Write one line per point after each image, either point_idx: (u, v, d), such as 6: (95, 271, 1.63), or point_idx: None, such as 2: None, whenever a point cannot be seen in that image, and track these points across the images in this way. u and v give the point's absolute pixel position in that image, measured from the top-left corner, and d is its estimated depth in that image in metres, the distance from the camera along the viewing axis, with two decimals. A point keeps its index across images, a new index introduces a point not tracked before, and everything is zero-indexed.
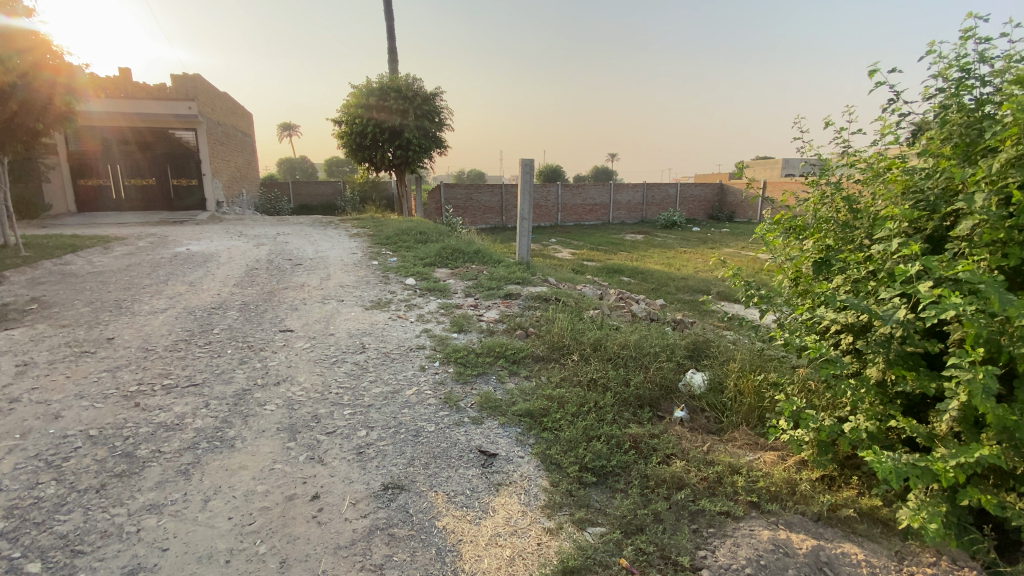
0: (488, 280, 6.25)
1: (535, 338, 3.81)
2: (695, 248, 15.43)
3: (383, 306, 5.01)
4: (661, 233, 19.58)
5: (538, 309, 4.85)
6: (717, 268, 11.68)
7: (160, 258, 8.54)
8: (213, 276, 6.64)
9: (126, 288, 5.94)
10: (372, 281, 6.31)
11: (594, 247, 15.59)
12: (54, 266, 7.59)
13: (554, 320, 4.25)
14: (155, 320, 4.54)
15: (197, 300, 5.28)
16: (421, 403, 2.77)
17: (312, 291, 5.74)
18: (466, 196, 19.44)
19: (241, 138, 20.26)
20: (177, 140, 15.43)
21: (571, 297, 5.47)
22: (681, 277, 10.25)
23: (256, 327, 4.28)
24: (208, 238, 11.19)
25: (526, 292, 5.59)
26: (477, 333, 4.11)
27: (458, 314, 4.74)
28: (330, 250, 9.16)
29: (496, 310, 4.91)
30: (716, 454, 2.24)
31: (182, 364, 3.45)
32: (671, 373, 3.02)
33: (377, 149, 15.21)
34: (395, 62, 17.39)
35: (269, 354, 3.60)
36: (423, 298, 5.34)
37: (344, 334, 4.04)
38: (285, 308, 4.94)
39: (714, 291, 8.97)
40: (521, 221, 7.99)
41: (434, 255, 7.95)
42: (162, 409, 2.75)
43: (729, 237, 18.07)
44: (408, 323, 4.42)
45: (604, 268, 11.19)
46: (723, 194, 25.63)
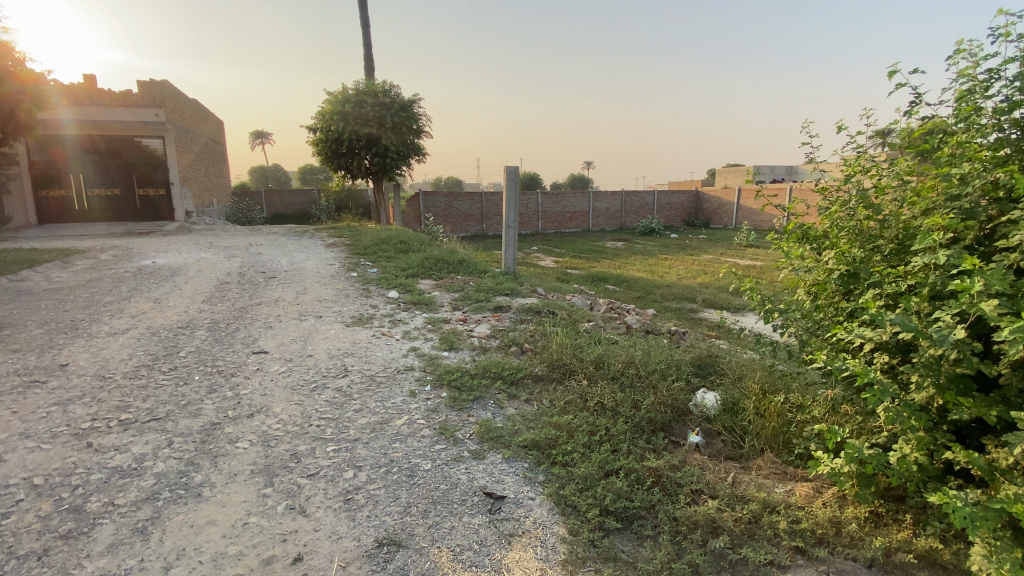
0: (474, 292, 6.00)
1: (532, 355, 3.57)
2: (675, 254, 15.45)
3: (365, 322, 4.71)
4: (641, 240, 19.65)
5: (531, 323, 4.62)
6: (701, 275, 11.67)
7: (123, 272, 8.03)
8: (181, 292, 6.22)
9: (84, 306, 5.49)
10: (353, 294, 6.00)
11: (576, 254, 15.47)
12: (5, 283, 7.04)
13: (550, 335, 4.02)
14: (115, 342, 4.15)
15: (162, 319, 4.88)
16: (414, 436, 2.49)
17: (288, 306, 5.39)
18: (446, 204, 19.17)
19: (212, 146, 19.63)
20: (144, 149, 14.73)
21: (562, 309, 5.25)
22: (666, 285, 10.17)
23: (228, 349, 3.93)
24: (176, 250, 10.65)
25: (516, 304, 5.36)
26: (469, 351, 3.85)
27: (447, 329, 4.48)
28: (307, 261, 8.78)
29: (487, 324, 4.66)
30: (745, 488, 2.04)
31: (144, 393, 3.09)
32: (680, 393, 2.81)
33: (353, 156, 14.86)
34: (372, 68, 17.10)
35: (243, 380, 3.27)
36: (407, 313, 5.06)
37: (325, 356, 3.73)
38: (259, 326, 4.59)
39: (700, 298, 8.90)
40: (506, 229, 7.78)
41: (417, 265, 7.67)
42: (118, 450, 2.42)
43: (708, 243, 18.21)
44: (394, 340, 4.14)
45: (589, 276, 11.04)
46: (700, 201, 25.95)
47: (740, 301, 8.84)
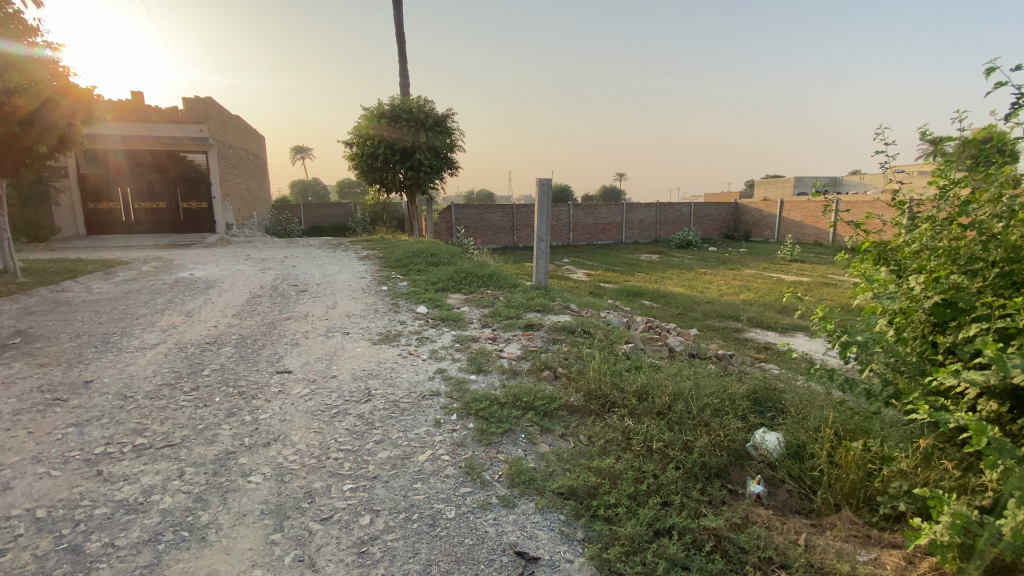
0: (505, 308, 5.78)
1: (567, 383, 3.30)
2: (713, 269, 14.89)
3: (392, 340, 4.54)
4: (677, 253, 19.10)
5: (566, 343, 4.35)
6: (742, 291, 11.13)
7: (161, 284, 8.17)
8: (213, 305, 6.23)
9: (119, 319, 5.53)
10: (382, 309, 5.87)
11: (609, 268, 15.11)
12: (50, 293, 7.23)
13: (587, 360, 3.75)
14: (142, 358, 4.10)
15: (191, 333, 4.85)
16: (438, 475, 2.27)
17: (316, 322, 5.29)
18: (477, 217, 19.14)
19: (253, 161, 20.22)
20: (188, 163, 15.30)
21: (599, 329, 4.97)
22: (706, 302, 9.71)
23: (252, 368, 3.82)
24: (213, 262, 10.85)
25: (548, 323, 5.11)
26: (499, 374, 3.62)
27: (476, 349, 4.25)
28: (338, 275, 8.76)
29: (518, 344, 4.42)
30: (824, 557, 1.73)
31: (164, 415, 2.98)
32: (736, 433, 2.51)
33: (387, 169, 14.99)
34: (407, 84, 17.32)
35: (263, 403, 3.12)
36: (436, 330, 4.87)
37: (349, 377, 3.56)
38: (286, 343, 4.49)
39: (743, 317, 8.43)
40: (539, 243, 7.56)
41: (447, 280, 7.52)
42: (128, 482, 2.28)
43: (748, 257, 17.52)
44: (421, 361, 3.94)
45: (623, 291, 10.68)
46: (738, 214, 25.16)
47: (787, 320, 8.34)
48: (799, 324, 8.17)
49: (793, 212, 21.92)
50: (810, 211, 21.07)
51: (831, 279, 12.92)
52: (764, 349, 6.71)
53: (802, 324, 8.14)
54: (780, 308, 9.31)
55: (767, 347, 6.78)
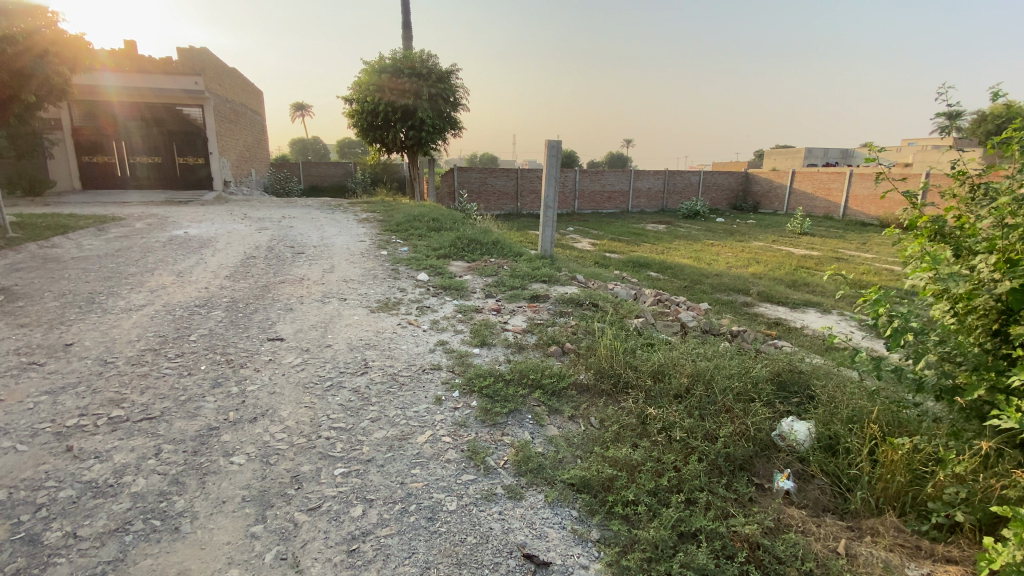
0: (509, 278, 5.54)
1: (576, 359, 3.09)
2: (721, 240, 14.55)
3: (391, 308, 4.32)
4: (684, 223, 18.71)
5: (574, 317, 4.13)
6: (751, 264, 10.87)
7: (154, 241, 7.91)
8: (205, 266, 6.00)
9: (107, 278, 5.30)
10: (381, 275, 5.63)
11: (615, 237, 14.78)
12: (39, 249, 6.98)
13: (598, 335, 3.53)
14: (127, 320, 3.89)
15: (181, 295, 4.62)
16: (438, 461, 2.07)
17: (312, 286, 5.06)
18: (481, 180, 18.61)
19: (251, 116, 19.59)
20: (184, 117, 14.78)
21: (608, 302, 4.74)
22: (715, 274, 9.47)
23: (241, 334, 3.60)
24: (209, 220, 10.55)
25: (555, 293, 4.87)
26: (503, 349, 3.40)
27: (479, 320, 4.04)
28: (336, 237, 8.48)
29: (524, 316, 4.20)
30: (871, 572, 1.55)
31: (144, 384, 2.78)
32: (762, 421, 2.34)
33: (388, 128, 14.47)
34: (410, 37, 16.53)
35: (251, 373, 2.92)
36: (437, 299, 4.64)
37: (345, 347, 3.35)
38: (279, 308, 4.27)
39: (753, 291, 8.21)
40: (545, 210, 7.25)
41: (449, 246, 7.26)
42: (99, 460, 2.09)
43: (757, 229, 17.16)
44: (420, 331, 3.72)
45: (629, 261, 10.41)
46: (748, 184, 24.60)
47: (798, 296, 8.11)
48: (810, 299, 7.96)
49: (804, 184, 21.40)
50: (822, 182, 20.55)
51: (842, 254, 12.63)
52: (775, 325, 6.51)
53: (814, 300, 7.92)
54: (791, 283, 9.08)
55: (778, 324, 6.58)
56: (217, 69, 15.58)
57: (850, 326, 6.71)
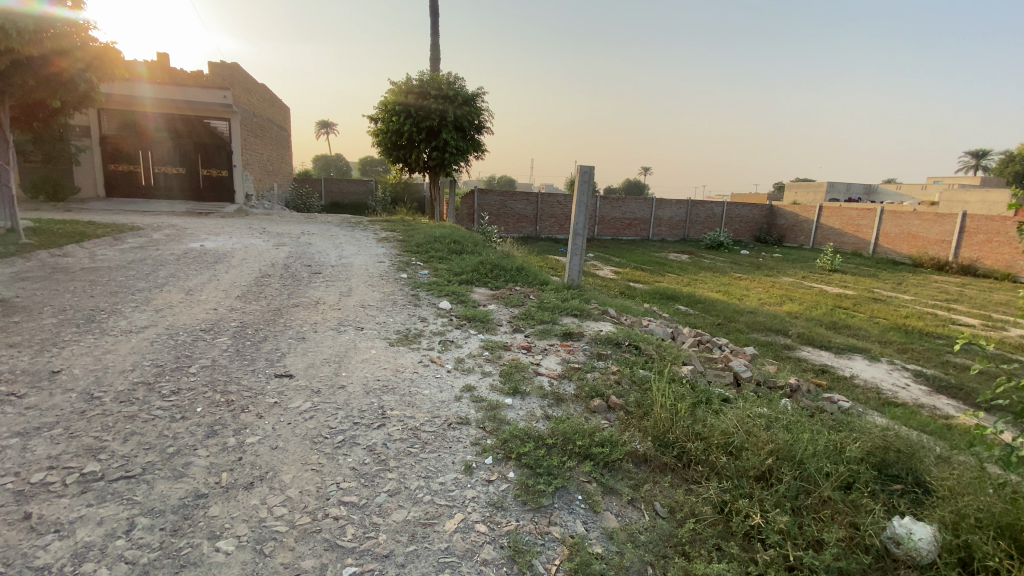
0: (538, 310, 5.14)
1: (628, 421, 2.67)
2: (750, 274, 14.06)
3: (411, 341, 3.93)
4: (707, 254, 18.25)
5: (615, 362, 3.69)
6: (785, 302, 10.37)
7: (168, 254, 7.69)
8: (218, 283, 5.71)
9: (113, 293, 5.02)
10: (400, 301, 5.27)
11: (638, 266, 14.36)
12: (50, 258, 6.77)
13: (650, 389, 3.09)
14: (126, 346, 3.55)
15: (187, 317, 4.29)
16: (471, 563, 1.66)
17: (327, 312, 4.70)
18: (500, 203, 18.48)
19: (277, 131, 19.74)
20: (211, 130, 14.85)
21: (650, 344, 4.30)
22: (748, 311, 8.99)
23: (246, 367, 3.23)
24: (227, 234, 10.38)
25: (589, 331, 4.46)
26: (539, 400, 2.95)
27: (508, 361, 3.61)
28: (354, 256, 8.18)
29: (558, 357, 3.77)
30: None
31: (129, 429, 2.41)
32: (872, 521, 1.95)
33: (412, 148, 14.39)
34: (438, 59, 16.61)
35: (253, 420, 2.54)
36: (461, 332, 4.24)
37: (359, 390, 2.95)
38: (291, 337, 3.90)
39: (791, 332, 7.72)
40: (574, 237, 6.88)
41: (472, 271, 6.90)
42: (58, 536, 1.70)
43: (784, 263, 16.61)
44: (445, 372, 3.30)
45: (657, 293, 9.98)
46: (772, 217, 24.12)
47: (841, 340, 7.60)
48: (856, 345, 7.42)
49: (832, 219, 20.86)
50: (850, 218, 20.01)
51: (879, 294, 12.08)
52: (820, 373, 6.02)
53: (859, 345, 7.40)
54: (830, 325, 8.56)
55: (825, 373, 6.07)
56: (246, 84, 15.76)
57: (903, 378, 6.18)
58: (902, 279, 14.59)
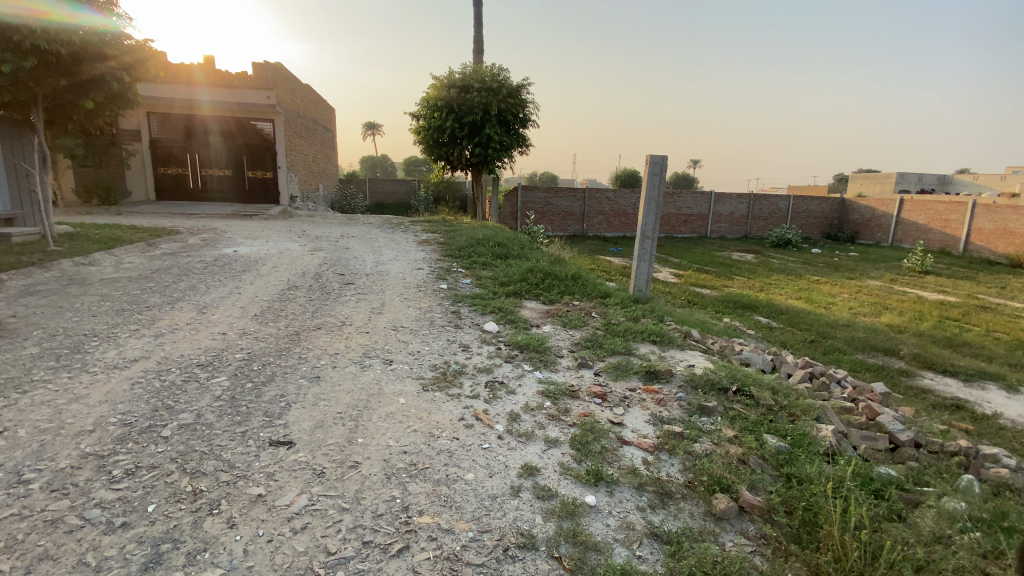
0: (606, 334, 4.19)
1: (789, 560, 1.75)
2: (829, 276, 12.53)
3: (450, 383, 3.05)
4: (773, 254, 16.64)
5: (731, 425, 2.73)
6: (881, 312, 8.95)
7: (197, 261, 7.23)
8: (237, 297, 5.08)
9: (119, 312, 4.45)
10: (439, 321, 4.44)
11: (699, 267, 13.09)
12: (74, 267, 6.41)
13: (799, 485, 2.15)
14: (99, 390, 2.85)
15: (188, 345, 3.61)
16: None
17: (351, 337, 3.91)
18: (545, 200, 17.51)
19: (322, 133, 19.51)
20: (256, 132, 14.56)
21: (765, 391, 3.28)
22: (843, 324, 7.67)
23: (234, 429, 2.44)
24: (264, 237, 9.97)
25: (679, 367, 3.45)
26: (635, 496, 2.03)
27: (579, 419, 2.67)
28: (391, 262, 7.47)
29: (647, 415, 2.80)
30: None
31: (41, 550, 1.66)
32: None
33: (454, 145, 13.68)
34: (481, 52, 15.80)
35: (220, 532, 1.74)
36: (513, 367, 3.34)
37: (377, 473, 2.09)
38: (302, 376, 3.10)
39: (904, 354, 6.43)
40: (641, 240, 5.86)
41: (521, 280, 6.01)
42: None
43: (865, 264, 14.87)
44: (496, 440, 2.40)
45: (728, 300, 8.81)
46: (844, 211, 21.99)
47: (969, 362, 6.23)
48: (991, 369, 6.03)
49: (915, 213, 18.67)
50: (939, 212, 17.84)
51: (992, 301, 10.37)
52: (962, 411, 4.77)
53: (996, 369, 6.03)
54: (947, 342, 7.13)
55: (967, 409, 4.83)
56: (290, 84, 15.38)
57: None
58: (1006, 281, 12.71)
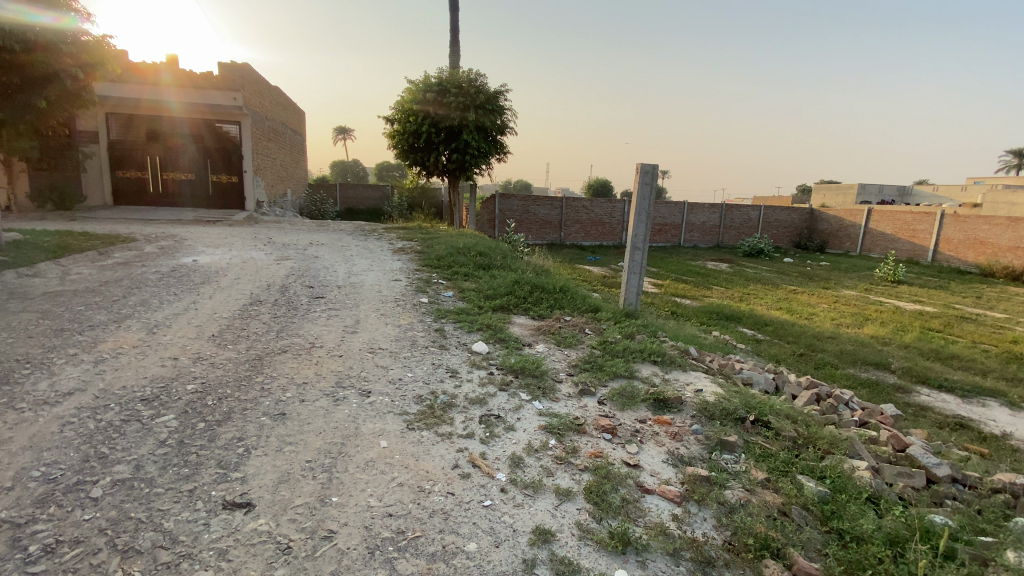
0: (605, 354, 3.86)
1: None
2: (806, 286, 12.60)
3: (438, 419, 2.66)
4: (749, 263, 16.76)
5: (758, 467, 2.44)
6: (863, 323, 8.95)
7: (153, 271, 6.62)
8: (195, 314, 4.56)
9: (56, 332, 3.88)
10: (421, 341, 4.03)
11: (680, 277, 12.99)
12: (10, 278, 5.74)
13: (854, 548, 1.87)
14: (22, 434, 2.32)
15: (133, 373, 3.11)
16: None
17: (323, 362, 3.47)
18: (523, 208, 17.25)
19: (291, 137, 18.77)
20: (222, 135, 13.85)
21: (782, 419, 3.01)
22: (829, 336, 7.59)
23: (181, 486, 2.01)
24: (228, 245, 9.34)
25: (689, 394, 3.14)
26: (673, 568, 1.70)
27: (591, 462, 2.32)
28: (366, 273, 7.00)
29: (663, 453, 2.48)
30: None
31: None
32: None
33: (431, 150, 13.27)
34: (457, 57, 15.48)
35: None
36: (508, 397, 2.97)
37: (358, 547, 1.72)
38: (264, 413, 2.66)
39: (894, 368, 6.33)
40: (632, 252, 5.59)
41: (507, 293, 5.65)
42: None
43: (838, 273, 15.08)
44: (499, 494, 2.04)
45: (712, 310, 8.64)
46: (813, 221, 22.45)
47: (958, 376, 6.17)
48: (981, 383, 5.97)
49: (882, 224, 19.16)
50: (905, 223, 18.33)
51: (965, 311, 10.54)
52: (963, 431, 4.63)
53: (984, 383, 5.98)
54: (933, 354, 7.10)
55: (968, 428, 4.70)
56: (258, 86, 14.69)
57: None
58: (974, 291, 13.03)
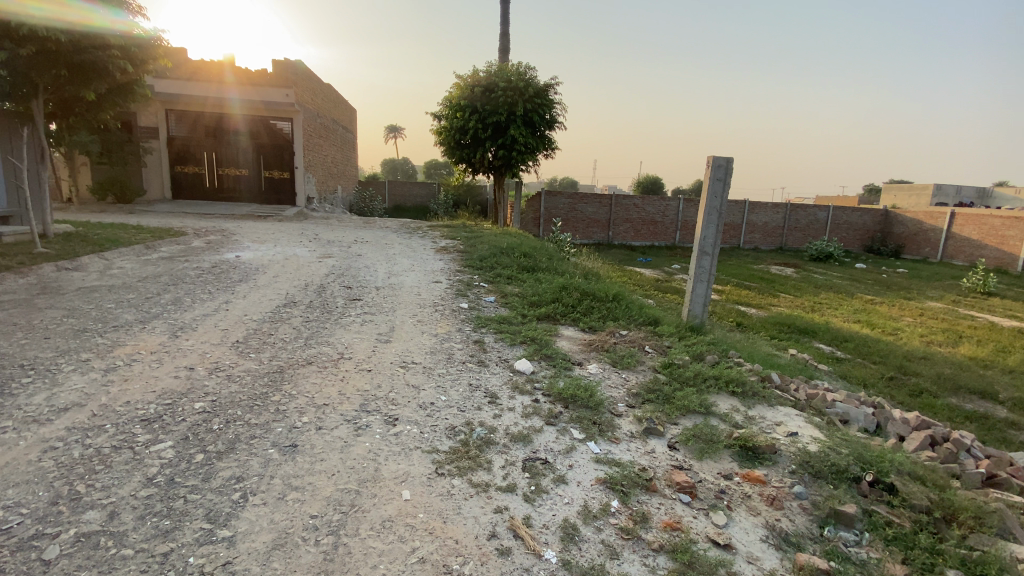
0: (672, 380, 3.28)
1: None
2: (884, 296, 11.39)
3: (474, 462, 2.20)
4: (816, 268, 15.49)
5: (893, 561, 1.83)
6: (957, 341, 7.84)
7: (194, 267, 6.52)
8: (223, 317, 4.31)
9: (78, 333, 3.69)
10: (458, 356, 3.58)
11: (739, 283, 12.06)
12: (57, 271, 5.74)
13: None
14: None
15: (140, 386, 2.81)
16: None
17: (348, 379, 3.08)
18: (570, 207, 16.65)
19: (342, 134, 18.89)
20: (275, 131, 13.99)
21: (907, 479, 2.36)
22: (920, 356, 6.64)
23: (154, 549, 1.63)
24: (273, 240, 9.29)
25: (784, 441, 2.52)
26: None
27: (668, 539, 1.79)
28: (406, 273, 6.66)
29: (761, 527, 1.92)
30: None
31: None
32: None
33: (478, 146, 12.91)
34: (507, 50, 15.02)
35: None
36: (559, 435, 2.47)
37: None
38: (273, 444, 2.27)
39: (1007, 400, 5.37)
40: (698, 257, 4.95)
41: (554, 299, 5.15)
42: None
43: (919, 282, 13.65)
44: None
45: (780, 322, 7.80)
46: (887, 224, 20.63)
47: None
48: None
49: (968, 227, 17.32)
50: (993, 228, 16.52)
51: None
52: None
53: None
54: None
55: None
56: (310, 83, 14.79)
57: None
58: None
